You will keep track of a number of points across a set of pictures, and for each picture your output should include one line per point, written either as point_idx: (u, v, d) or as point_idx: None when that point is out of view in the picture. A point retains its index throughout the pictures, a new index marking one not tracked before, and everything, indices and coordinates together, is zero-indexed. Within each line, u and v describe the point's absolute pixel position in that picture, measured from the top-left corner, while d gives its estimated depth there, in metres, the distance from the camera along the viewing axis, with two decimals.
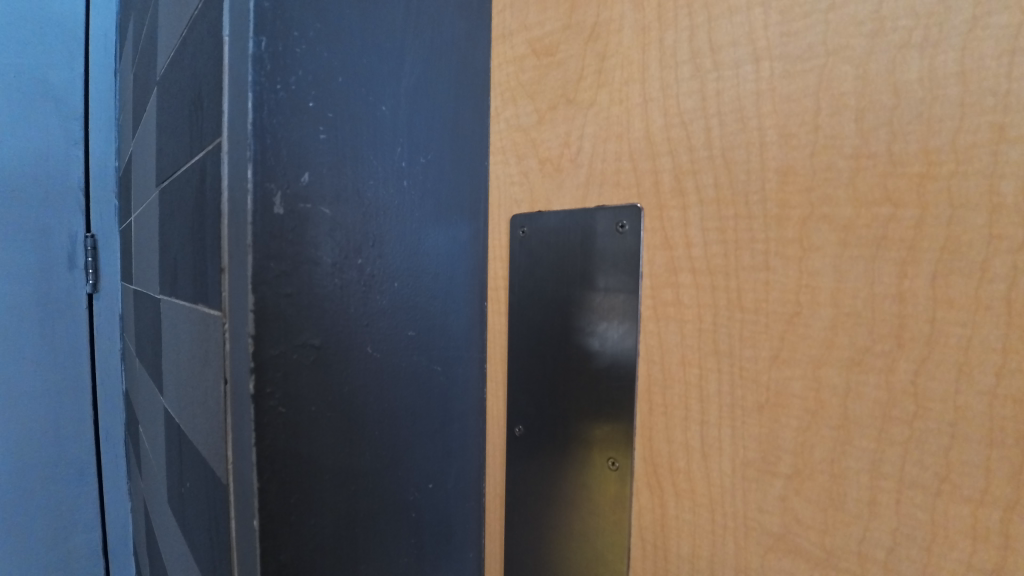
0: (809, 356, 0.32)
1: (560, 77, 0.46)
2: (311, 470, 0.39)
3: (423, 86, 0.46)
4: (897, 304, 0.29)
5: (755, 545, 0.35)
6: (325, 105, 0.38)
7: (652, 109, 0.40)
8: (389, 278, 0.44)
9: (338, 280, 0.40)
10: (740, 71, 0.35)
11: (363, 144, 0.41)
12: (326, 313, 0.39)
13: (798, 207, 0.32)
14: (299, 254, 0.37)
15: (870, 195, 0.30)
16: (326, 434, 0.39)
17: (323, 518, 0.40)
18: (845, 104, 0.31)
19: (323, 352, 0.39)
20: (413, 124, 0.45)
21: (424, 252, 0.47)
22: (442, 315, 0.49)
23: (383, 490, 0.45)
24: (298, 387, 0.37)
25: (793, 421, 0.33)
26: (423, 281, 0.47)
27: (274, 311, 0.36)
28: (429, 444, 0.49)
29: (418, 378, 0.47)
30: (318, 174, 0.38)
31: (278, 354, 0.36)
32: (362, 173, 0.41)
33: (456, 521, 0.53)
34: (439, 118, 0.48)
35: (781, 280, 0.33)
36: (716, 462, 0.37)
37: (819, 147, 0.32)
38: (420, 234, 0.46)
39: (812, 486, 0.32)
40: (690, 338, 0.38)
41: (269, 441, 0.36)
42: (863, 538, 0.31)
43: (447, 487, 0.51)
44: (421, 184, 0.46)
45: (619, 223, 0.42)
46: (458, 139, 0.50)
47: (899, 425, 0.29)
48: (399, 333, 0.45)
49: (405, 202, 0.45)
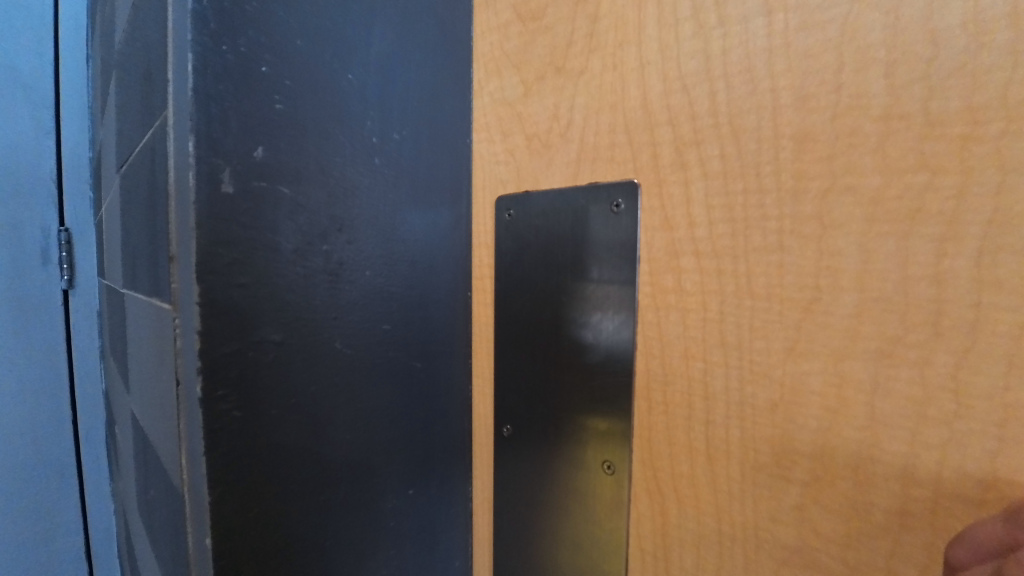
0: (829, 348, 0.28)
1: (548, 43, 0.42)
2: (276, 484, 0.34)
3: (397, 58, 0.42)
4: (933, 287, 0.25)
5: (768, 560, 0.31)
6: (282, 72, 0.33)
7: (650, 73, 0.36)
8: (359, 267, 0.39)
9: (303, 268, 0.35)
10: (749, 25, 0.31)
11: (326, 118, 0.36)
12: (290, 305, 0.34)
13: (818, 178, 0.28)
14: (256, 240, 0.32)
15: (902, 162, 0.26)
16: (291, 441, 0.35)
17: (292, 535, 0.35)
18: (872, 58, 0.27)
19: (284, 350, 0.34)
20: (387, 100, 0.41)
21: (400, 237, 0.43)
22: (421, 306, 0.46)
23: (358, 500, 0.41)
24: (259, 390, 0.33)
25: (811, 421, 0.29)
26: (399, 268, 0.43)
27: (229, 305, 0.31)
28: (408, 448, 0.45)
29: (396, 375, 0.44)
30: (274, 149, 0.33)
31: (235, 354, 0.31)
32: (326, 151, 0.36)
33: (442, 528, 0.49)
34: (417, 93, 0.44)
35: (797, 262, 0.29)
36: (723, 467, 0.33)
37: (842, 108, 0.28)
38: (395, 217, 0.42)
39: (832, 494, 0.29)
40: (694, 329, 0.34)
41: (227, 457, 0.31)
42: (893, 553, 0.27)
43: (429, 492, 0.48)
44: (395, 163, 0.42)
45: (613, 202, 0.38)
46: (438, 117, 0.46)
47: (936, 427, 0.25)
48: (372, 326, 0.41)
49: (376, 184, 0.41)
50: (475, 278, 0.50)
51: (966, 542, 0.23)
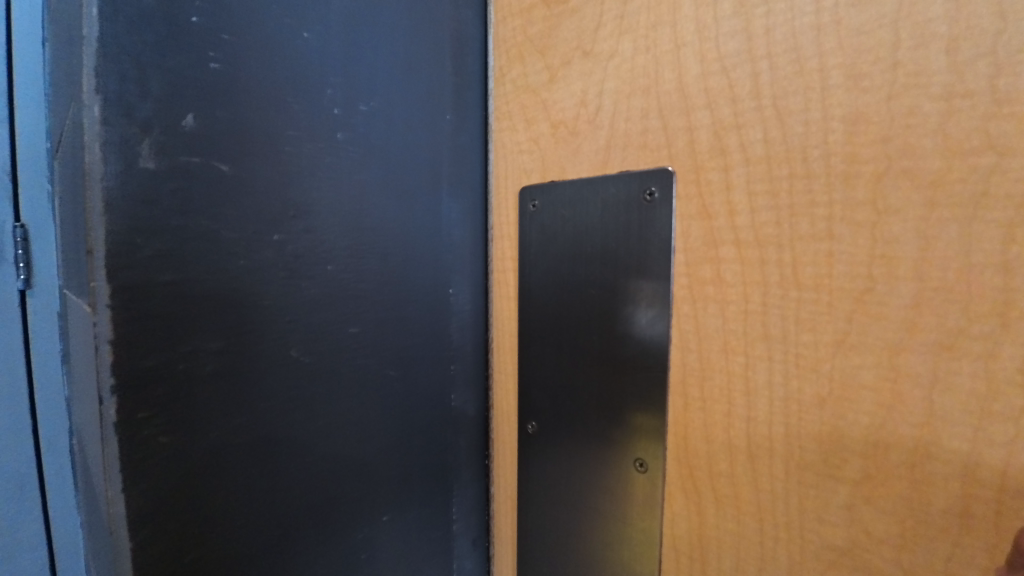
0: (883, 341, 0.27)
1: (575, 26, 0.40)
2: (216, 486, 0.33)
3: (368, 31, 0.40)
4: (1000, 276, 0.24)
5: (814, 561, 0.30)
6: (217, 25, 0.32)
7: (686, 55, 0.34)
8: (317, 259, 0.38)
9: (245, 262, 0.34)
10: (795, 1, 0.29)
11: (276, 95, 0.35)
12: (234, 297, 0.33)
13: (871, 162, 0.27)
14: (185, 226, 0.31)
15: (965, 143, 0.24)
16: (235, 451, 0.34)
17: (235, 544, 0.34)
18: (932, 32, 0.25)
19: (225, 357, 0.33)
20: (363, 84, 0.40)
21: (369, 226, 0.41)
22: (396, 307, 0.44)
23: (321, 510, 0.39)
24: (192, 385, 0.32)
25: (862, 418, 0.28)
26: (369, 263, 0.41)
27: (155, 295, 0.30)
28: (383, 463, 0.43)
29: (365, 380, 0.42)
30: (209, 118, 0.32)
31: (160, 346, 0.30)
32: (276, 132, 0.35)
33: (426, 544, 0.47)
34: (405, 81, 0.43)
35: (849, 250, 0.28)
36: (765, 466, 0.32)
37: (898, 87, 0.26)
38: (362, 208, 0.40)
39: (885, 493, 0.27)
40: (734, 321, 0.33)
41: (151, 453, 0.30)
42: (952, 556, 0.25)
43: (408, 516, 0.46)
44: (363, 142, 0.40)
45: (646, 190, 0.36)
46: (429, 108, 0.45)
47: (1003, 423, 0.24)
48: (335, 326, 0.39)
49: (341, 169, 0.39)
50: (497, 270, 0.49)
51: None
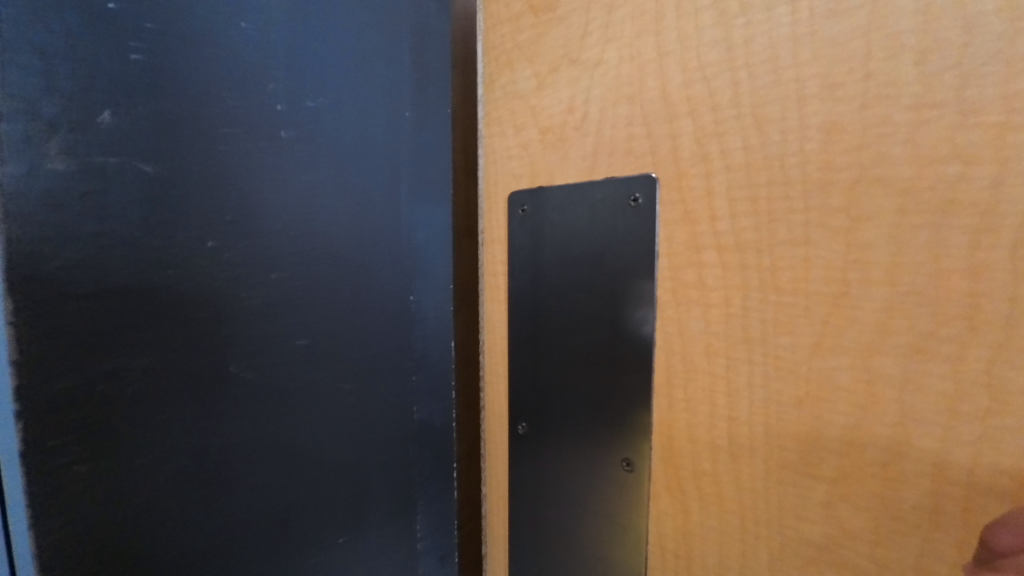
0: (857, 344, 0.28)
1: (562, 34, 0.41)
2: (141, 486, 0.34)
3: (316, 34, 0.41)
4: (967, 281, 0.25)
5: (793, 557, 0.31)
6: (145, 20, 0.33)
7: (669, 64, 0.35)
8: (256, 263, 0.38)
9: (177, 268, 0.35)
10: (773, 13, 0.30)
11: (213, 99, 0.36)
12: (167, 303, 0.34)
13: (845, 169, 0.28)
14: (105, 227, 0.32)
15: (934, 152, 0.25)
16: (165, 452, 0.35)
17: (162, 545, 0.35)
18: (902, 45, 0.26)
19: (152, 360, 0.34)
20: (313, 89, 0.41)
21: (315, 229, 0.41)
22: (348, 310, 0.44)
23: (259, 517, 0.40)
24: (120, 384, 0.33)
25: (838, 418, 0.29)
26: (316, 266, 0.42)
27: (84, 299, 0.31)
28: (331, 473, 0.44)
29: (314, 382, 0.42)
30: (132, 116, 0.33)
31: (91, 348, 0.32)
32: (212, 136, 0.36)
33: (378, 550, 0.48)
34: (360, 89, 0.44)
35: (825, 256, 0.29)
36: (746, 465, 0.32)
37: (871, 97, 0.27)
38: (308, 210, 0.41)
39: (860, 491, 0.28)
40: (716, 324, 0.33)
41: (78, 451, 0.32)
42: (923, 551, 0.26)
43: (361, 522, 0.46)
44: (309, 144, 0.41)
45: (631, 196, 0.37)
46: (390, 116, 0.46)
47: (970, 423, 0.25)
48: (279, 335, 0.40)
49: (282, 172, 0.39)
50: (487, 273, 0.49)
51: (1010, 524, 0.23)
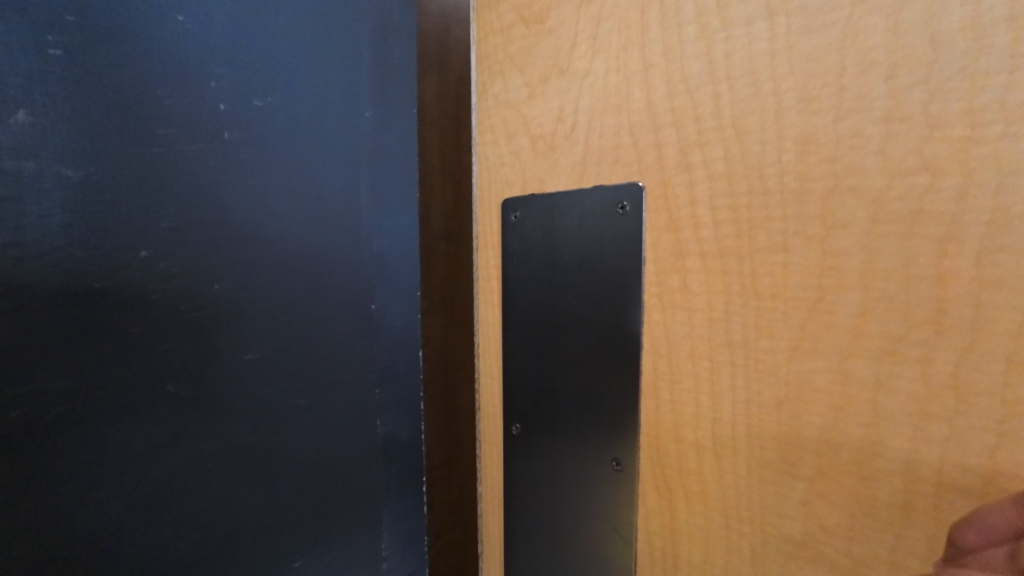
0: (833, 347, 0.29)
1: (551, 46, 0.42)
2: (67, 477, 0.35)
3: (267, 42, 0.42)
4: (935, 287, 0.26)
5: (775, 553, 0.32)
6: (77, 21, 0.34)
7: (654, 76, 0.36)
8: (203, 274, 0.40)
9: (122, 280, 0.36)
10: (752, 28, 0.31)
11: (159, 114, 0.37)
12: (116, 315, 0.36)
13: (821, 180, 0.29)
14: (27, 222, 0.33)
15: (903, 164, 0.26)
16: (92, 446, 0.35)
17: (89, 535, 0.36)
18: (873, 60, 0.27)
19: (78, 355, 0.35)
20: (260, 100, 0.41)
21: (259, 230, 0.42)
22: (296, 311, 0.45)
23: (205, 525, 0.41)
24: (47, 377, 0.34)
25: (816, 419, 0.30)
26: (261, 267, 0.43)
27: (36, 310, 0.33)
28: (284, 480, 0.45)
29: (262, 381, 0.43)
30: (53, 114, 0.33)
31: (34, 355, 0.33)
32: (148, 149, 0.37)
33: (330, 554, 0.48)
34: (312, 101, 0.45)
35: (802, 263, 0.30)
36: (730, 464, 0.33)
37: (844, 110, 0.28)
38: (251, 212, 0.42)
39: (837, 489, 0.29)
40: (700, 328, 0.34)
41: (19, 452, 0.33)
42: (896, 546, 0.27)
43: (309, 520, 0.47)
44: (254, 147, 0.41)
45: (619, 203, 0.38)
46: (344, 124, 0.46)
47: (939, 423, 0.26)
48: (223, 333, 0.41)
49: (228, 183, 0.40)
50: (481, 278, 0.50)
51: (977, 525, 0.24)
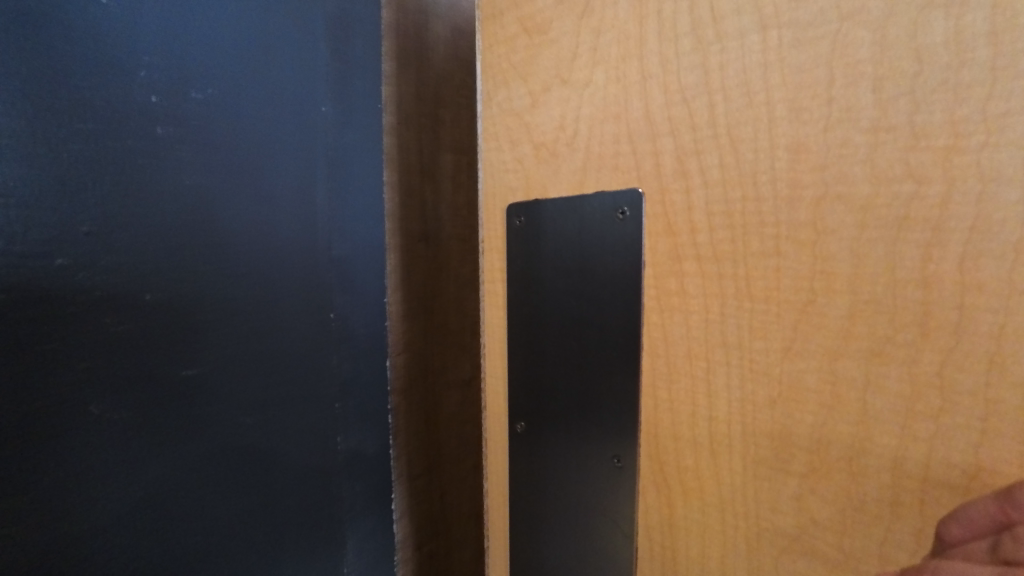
0: (823, 348, 0.30)
1: (553, 56, 0.43)
2: (85, 440, 0.44)
3: (244, 93, 0.52)
4: (920, 290, 0.27)
5: (769, 546, 0.33)
6: (88, 80, 0.42)
7: (652, 86, 0.37)
8: (168, 266, 0.48)
9: (79, 278, 0.43)
10: (744, 41, 0.32)
11: (127, 128, 0.45)
12: (110, 298, 0.44)
13: (812, 187, 0.30)
14: (52, 234, 0.41)
15: (890, 172, 0.27)
16: (100, 414, 0.44)
17: (98, 488, 0.44)
18: (861, 72, 0.28)
19: (90, 342, 0.44)
20: (186, 112, 0.48)
21: (233, 241, 0.52)
22: (260, 307, 0.55)
23: (167, 480, 0.49)
24: (69, 360, 0.43)
25: (808, 417, 0.31)
26: (234, 271, 0.53)
27: (64, 304, 0.42)
28: (235, 442, 0.54)
29: (238, 364, 0.53)
30: (72, 151, 0.42)
31: (60, 340, 0.42)
32: (144, 177, 0.46)
33: (285, 508, 0.58)
34: (276, 139, 0.55)
35: (793, 266, 0.31)
36: (726, 461, 0.35)
37: (834, 120, 0.29)
38: (227, 228, 0.52)
39: (827, 485, 0.30)
40: (697, 329, 0.36)
41: (46, 418, 0.42)
42: (884, 540, 0.29)
43: (273, 478, 0.57)
44: (229, 174, 0.51)
45: (619, 209, 0.40)
46: (278, 135, 0.55)
47: (924, 422, 0.27)
48: (207, 325, 0.51)
49: (187, 191, 0.49)
50: (485, 280, 0.51)
51: (961, 519, 0.25)
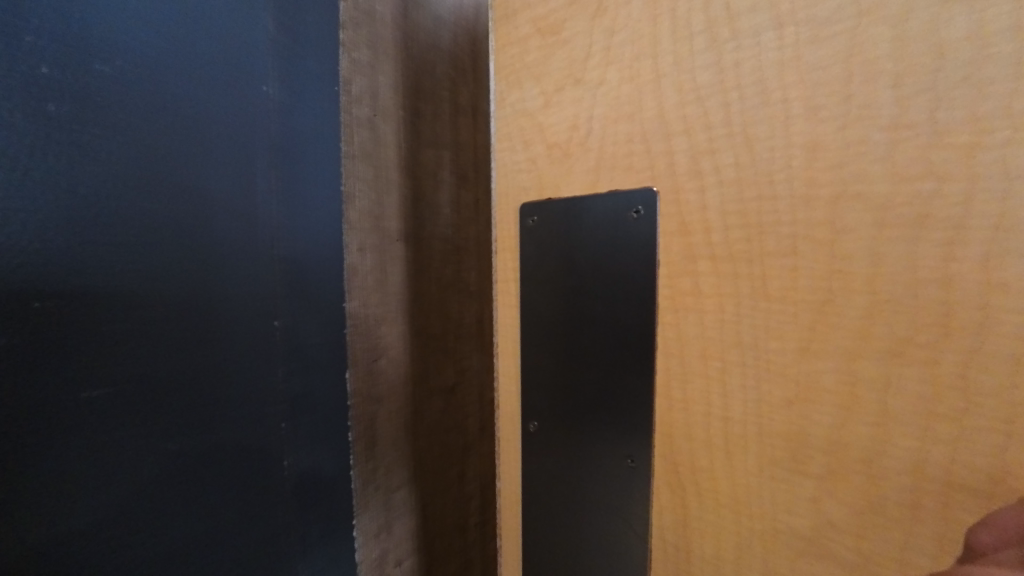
0: (841, 348, 0.30)
1: (566, 56, 0.43)
2: None
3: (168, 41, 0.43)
4: (942, 290, 0.26)
5: (785, 549, 0.33)
6: None
7: (665, 85, 0.37)
8: (168, 268, 0.43)
9: None
10: (760, 38, 0.32)
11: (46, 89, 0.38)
12: (11, 315, 0.36)
13: (828, 185, 0.30)
14: None
15: (910, 169, 0.27)
16: None
17: None
18: (880, 69, 0.28)
19: None
20: (94, 87, 0.39)
21: (133, 220, 0.41)
22: (174, 306, 0.44)
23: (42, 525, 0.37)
24: None
25: (825, 418, 0.30)
26: (144, 257, 0.42)
27: None
28: (179, 484, 0.45)
29: (138, 373, 0.42)
30: None
31: None
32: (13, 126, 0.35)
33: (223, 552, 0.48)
34: (219, 105, 0.46)
35: (810, 266, 0.31)
36: (741, 462, 0.34)
37: (851, 118, 0.29)
38: (124, 201, 0.41)
39: (846, 487, 0.30)
40: (711, 329, 0.35)
41: None
42: (905, 544, 0.28)
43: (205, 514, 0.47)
44: (124, 132, 0.40)
45: (633, 208, 0.39)
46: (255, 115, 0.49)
47: (946, 424, 0.26)
48: (98, 321, 0.40)
49: (107, 182, 0.40)
50: (498, 280, 0.51)
51: (990, 525, 0.25)
